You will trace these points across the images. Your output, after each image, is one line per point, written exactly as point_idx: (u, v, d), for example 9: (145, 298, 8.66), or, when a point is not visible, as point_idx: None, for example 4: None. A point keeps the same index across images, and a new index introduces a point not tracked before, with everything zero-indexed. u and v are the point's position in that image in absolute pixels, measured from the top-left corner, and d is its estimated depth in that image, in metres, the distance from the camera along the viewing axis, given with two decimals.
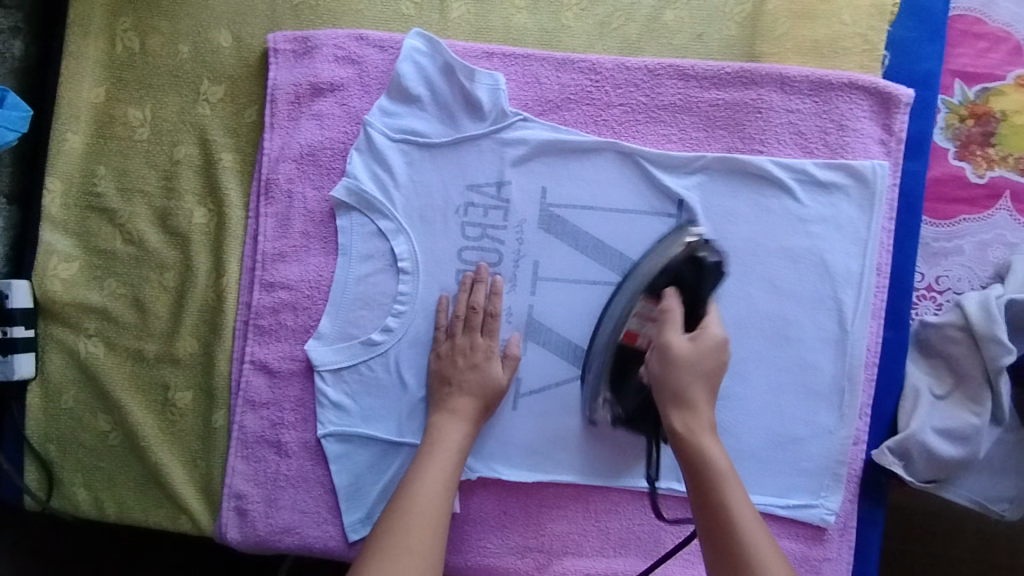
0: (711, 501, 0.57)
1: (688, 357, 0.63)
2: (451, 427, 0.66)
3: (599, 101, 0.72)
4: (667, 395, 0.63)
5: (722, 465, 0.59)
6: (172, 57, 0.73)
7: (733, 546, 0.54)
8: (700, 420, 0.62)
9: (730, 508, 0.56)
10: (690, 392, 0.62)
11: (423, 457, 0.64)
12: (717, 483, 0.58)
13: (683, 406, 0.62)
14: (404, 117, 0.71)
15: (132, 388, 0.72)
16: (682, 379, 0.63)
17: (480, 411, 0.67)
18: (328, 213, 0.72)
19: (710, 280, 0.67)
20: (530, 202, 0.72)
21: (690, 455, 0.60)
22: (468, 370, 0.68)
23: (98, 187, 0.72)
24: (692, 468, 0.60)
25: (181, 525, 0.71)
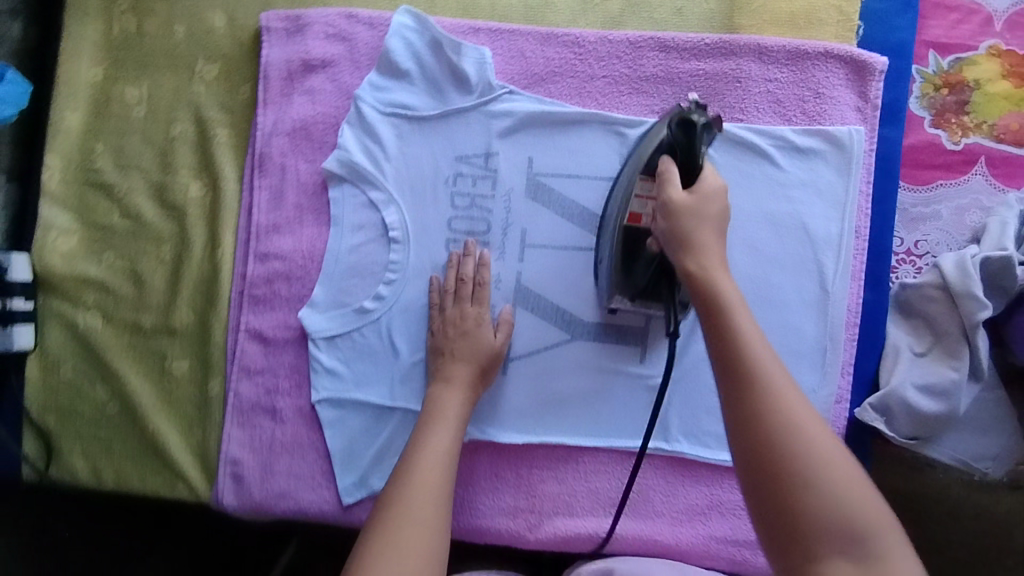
0: (723, 333, 0.51)
1: (689, 202, 0.58)
2: (452, 396, 0.66)
3: (583, 74, 0.74)
4: (672, 241, 0.58)
5: (734, 297, 0.53)
6: (168, 37, 0.75)
7: (746, 374, 0.49)
8: (709, 257, 0.56)
9: (743, 337, 0.51)
10: (697, 232, 0.57)
11: (426, 426, 0.64)
12: (727, 312, 0.52)
13: (693, 251, 0.57)
14: (394, 91, 0.74)
15: (131, 358, 0.73)
16: (688, 223, 0.57)
17: (476, 376, 0.68)
18: (321, 185, 0.74)
19: (696, 141, 0.59)
20: (517, 172, 0.73)
21: (701, 289, 0.54)
22: (462, 338, 0.68)
23: (96, 163, 0.74)
24: (702, 299, 0.54)
25: (178, 492, 0.72)
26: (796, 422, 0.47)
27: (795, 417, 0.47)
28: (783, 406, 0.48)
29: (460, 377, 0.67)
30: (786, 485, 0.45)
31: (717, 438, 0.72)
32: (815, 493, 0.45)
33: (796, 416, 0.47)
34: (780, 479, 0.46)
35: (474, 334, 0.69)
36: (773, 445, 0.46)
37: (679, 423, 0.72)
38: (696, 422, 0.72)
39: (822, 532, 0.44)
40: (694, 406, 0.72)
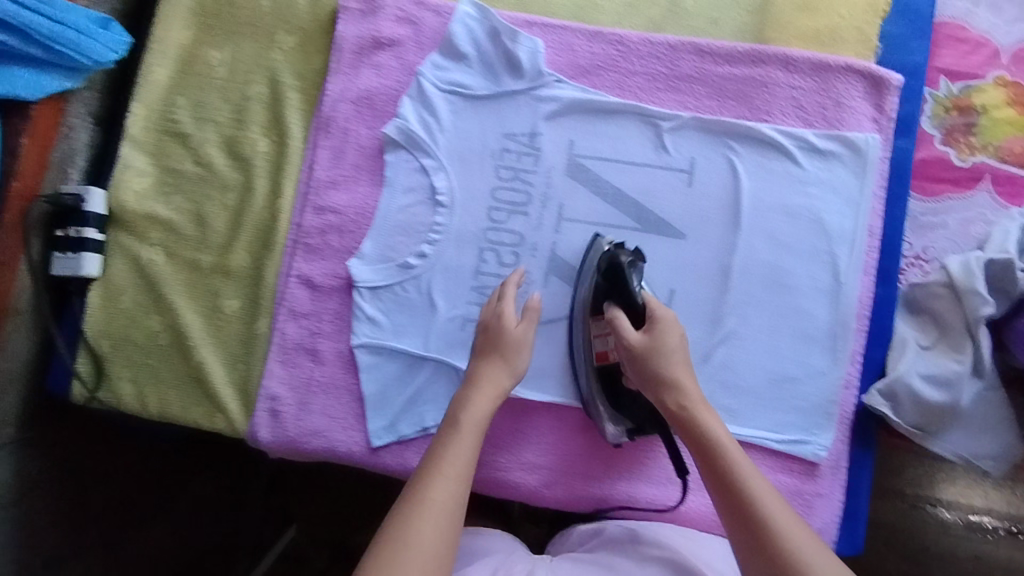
0: (722, 474, 0.59)
1: (664, 349, 0.65)
2: (480, 403, 0.64)
3: (624, 69, 0.81)
4: (655, 392, 0.65)
5: (723, 436, 0.61)
6: (254, 9, 0.83)
7: (750, 513, 0.56)
8: (705, 418, 0.63)
9: (756, 501, 0.57)
10: (687, 389, 0.64)
11: (445, 437, 0.62)
12: (720, 453, 0.60)
13: (671, 390, 0.64)
14: (453, 71, 0.81)
15: (186, 293, 0.79)
16: (676, 380, 0.64)
17: (500, 365, 0.68)
18: (378, 150, 0.80)
19: (624, 281, 0.70)
20: (558, 152, 0.80)
21: (691, 431, 0.62)
22: (494, 332, 0.69)
23: (175, 115, 0.82)
24: (708, 466, 0.60)
25: (218, 424, 0.77)
26: (803, 550, 0.53)
27: (800, 546, 0.53)
28: (788, 538, 0.54)
29: (496, 380, 0.67)
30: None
31: (729, 412, 0.74)
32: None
33: (801, 545, 0.54)
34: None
35: (499, 329, 0.69)
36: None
37: None
38: (712, 394, 0.75)
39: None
40: (715, 381, 0.75)
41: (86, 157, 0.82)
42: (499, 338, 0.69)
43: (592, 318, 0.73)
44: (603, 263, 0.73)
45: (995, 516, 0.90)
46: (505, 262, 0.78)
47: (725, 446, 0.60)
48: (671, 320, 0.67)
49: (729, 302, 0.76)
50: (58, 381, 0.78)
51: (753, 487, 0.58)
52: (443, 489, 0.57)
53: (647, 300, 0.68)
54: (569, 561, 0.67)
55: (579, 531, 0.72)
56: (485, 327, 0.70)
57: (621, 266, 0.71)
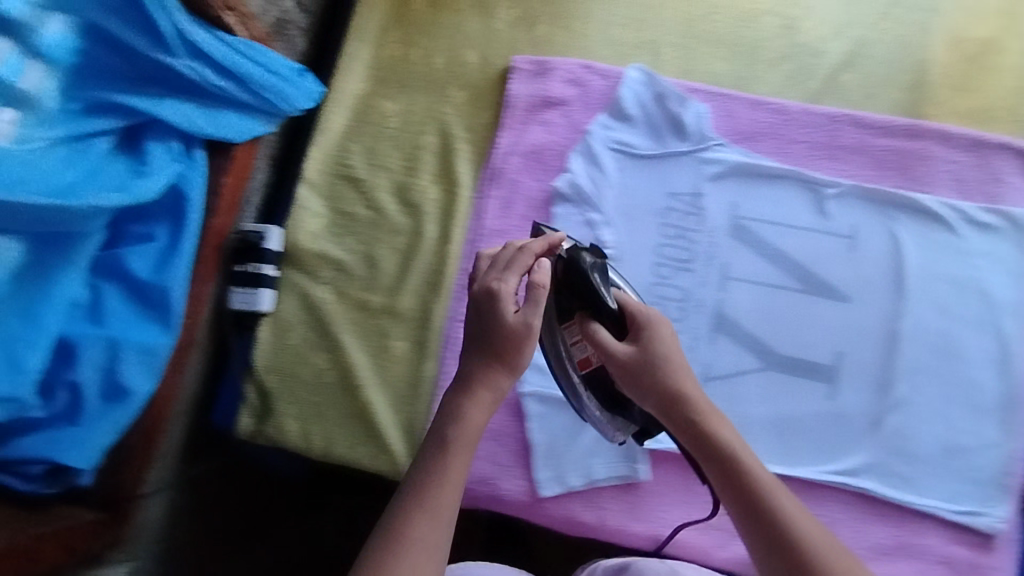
0: (744, 489, 0.57)
1: (665, 357, 0.62)
2: (476, 418, 0.59)
3: (785, 137, 0.83)
4: (660, 400, 0.61)
5: (738, 446, 0.59)
6: (428, 66, 0.87)
7: (780, 532, 0.55)
8: (721, 429, 0.60)
9: (785, 518, 0.55)
10: (695, 400, 0.61)
11: (434, 453, 0.58)
12: (740, 466, 0.58)
13: (681, 402, 0.61)
14: (619, 131, 0.83)
15: (354, 332, 0.80)
16: (683, 393, 0.61)
17: (493, 358, 0.60)
18: (545, 203, 0.83)
19: (592, 289, 0.64)
20: (722, 212, 0.81)
21: (704, 441, 0.60)
22: (492, 324, 0.60)
23: (350, 161, 0.85)
24: (728, 484, 0.58)
25: (382, 466, 0.77)
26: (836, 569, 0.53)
27: (834, 565, 0.53)
28: (822, 557, 0.54)
29: (495, 389, 0.60)
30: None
31: (903, 478, 0.75)
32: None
33: (835, 564, 0.53)
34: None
35: (491, 320, 0.60)
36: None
37: (868, 461, 0.75)
38: (885, 462, 0.75)
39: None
40: (888, 447, 0.76)
41: (262, 197, 0.85)
42: (497, 332, 0.60)
43: (559, 327, 0.67)
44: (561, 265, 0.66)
45: None
46: (672, 317, 0.79)
47: (742, 456, 0.58)
48: (645, 317, 0.64)
49: (898, 366, 0.77)
50: (224, 413, 0.80)
51: (779, 504, 0.56)
52: (429, 528, 0.55)
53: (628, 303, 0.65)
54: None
55: (605, 565, 0.68)
56: (478, 310, 0.61)
57: (584, 271, 0.65)
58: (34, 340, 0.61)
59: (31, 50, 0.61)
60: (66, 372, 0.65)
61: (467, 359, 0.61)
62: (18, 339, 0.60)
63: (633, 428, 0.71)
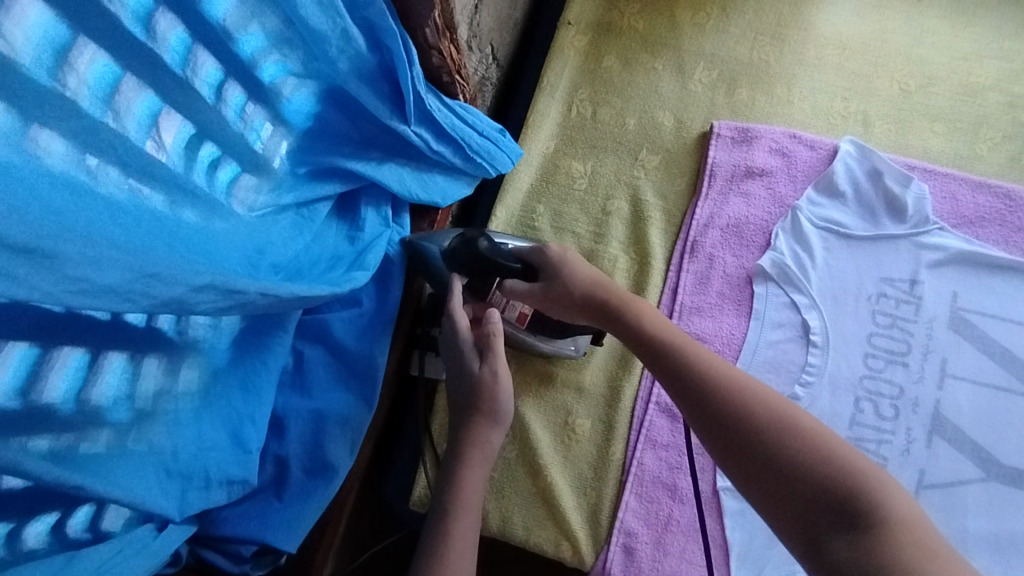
0: (662, 359, 0.58)
1: (569, 266, 0.65)
2: (476, 477, 0.58)
3: (1012, 224, 0.77)
4: (579, 304, 0.64)
5: (654, 323, 0.60)
6: (620, 126, 0.84)
7: (702, 389, 0.54)
8: (634, 309, 0.61)
9: (698, 372, 0.55)
10: (610, 290, 0.63)
11: (437, 520, 0.55)
12: (655, 340, 0.59)
13: (598, 304, 0.63)
14: (828, 208, 0.79)
15: (537, 406, 0.75)
16: (594, 289, 0.64)
17: (467, 410, 0.61)
18: (745, 280, 0.78)
19: (488, 260, 0.67)
20: (941, 302, 0.76)
21: (624, 325, 0.61)
22: (462, 385, 0.62)
23: (535, 222, 0.82)
24: (651, 358, 0.59)
25: (562, 549, 0.71)
26: (765, 411, 0.51)
27: (764, 408, 0.51)
28: (751, 403, 0.52)
29: (486, 444, 0.60)
30: (800, 485, 0.47)
31: None
32: (841, 480, 0.46)
33: (765, 407, 0.51)
34: (794, 481, 0.47)
35: (464, 379, 0.62)
36: (768, 451, 0.49)
37: None
38: None
39: (863, 526, 0.44)
40: None
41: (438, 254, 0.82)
42: (467, 390, 0.62)
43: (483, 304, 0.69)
44: (456, 247, 0.69)
45: None
46: (885, 414, 0.73)
47: (655, 331, 0.59)
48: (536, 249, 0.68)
49: None
50: (395, 483, 0.74)
51: (695, 362, 0.56)
52: None
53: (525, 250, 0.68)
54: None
55: None
56: (453, 374, 0.64)
57: (475, 247, 0.67)
58: (256, 417, 0.57)
59: (276, 115, 0.58)
60: (274, 445, 0.60)
61: (455, 428, 0.61)
62: (242, 416, 0.57)
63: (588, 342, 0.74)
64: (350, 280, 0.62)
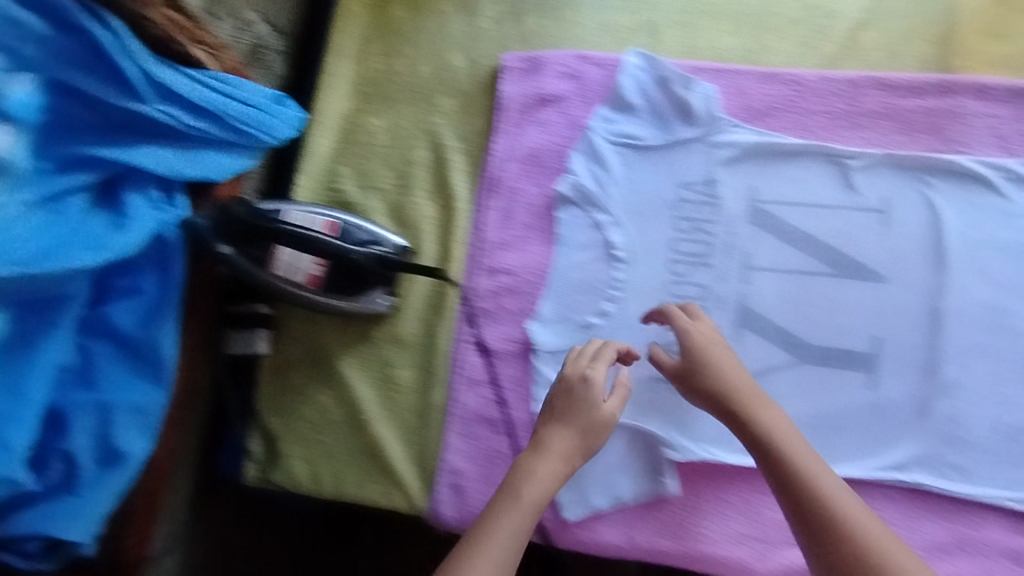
0: (780, 468, 0.59)
1: (711, 350, 0.66)
2: (546, 479, 0.60)
3: (802, 108, 0.77)
4: (712, 401, 0.64)
5: (784, 431, 0.61)
6: (413, 75, 0.83)
7: (816, 510, 0.56)
8: (761, 416, 0.62)
9: (832, 506, 0.56)
10: (741, 391, 0.63)
11: (502, 501, 0.58)
12: (776, 448, 0.60)
13: (739, 399, 0.63)
14: (622, 123, 0.78)
15: (357, 365, 0.77)
16: (732, 389, 0.64)
17: (576, 435, 0.63)
18: (548, 207, 0.78)
19: (268, 227, 0.67)
20: (738, 198, 0.76)
21: (748, 429, 0.62)
22: (585, 403, 0.64)
23: (340, 184, 0.81)
24: (768, 465, 0.60)
25: (395, 500, 0.73)
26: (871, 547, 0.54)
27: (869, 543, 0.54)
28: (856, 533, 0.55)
29: (569, 460, 0.62)
30: None
31: (958, 468, 0.69)
32: None
33: (870, 542, 0.54)
34: None
35: (585, 396, 0.64)
36: None
37: (919, 453, 0.70)
38: (938, 452, 0.69)
39: None
40: (942, 437, 0.69)
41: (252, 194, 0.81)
42: (590, 411, 0.64)
43: (269, 271, 0.68)
44: (219, 216, 0.66)
45: None
46: None
47: (781, 441, 0.60)
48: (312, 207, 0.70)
49: (943, 346, 0.71)
50: (227, 464, 0.77)
51: (812, 478, 0.58)
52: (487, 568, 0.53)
53: (667, 314, 0.69)
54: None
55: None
56: (571, 395, 0.64)
57: (251, 217, 0.67)
58: (22, 417, 0.57)
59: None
60: (58, 441, 0.61)
61: (549, 427, 0.63)
62: (6, 418, 0.57)
63: (380, 293, 0.74)
64: (86, 261, 0.60)
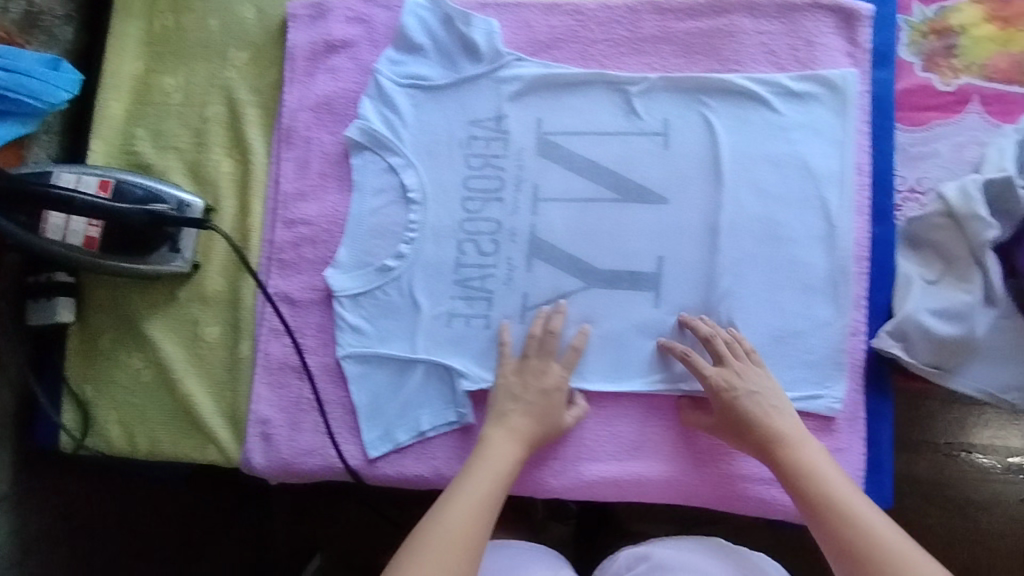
0: (825, 506, 0.62)
1: (745, 396, 0.68)
2: (508, 455, 0.67)
3: (585, 39, 0.78)
4: (753, 444, 0.68)
5: (826, 468, 0.65)
6: (203, 30, 0.82)
7: (862, 545, 0.59)
8: (806, 455, 0.66)
9: (877, 539, 0.59)
10: (781, 431, 0.67)
11: (472, 470, 0.66)
12: (819, 484, 0.64)
13: (779, 440, 0.67)
14: (410, 64, 0.78)
15: (164, 327, 0.78)
16: (772, 431, 0.67)
17: (539, 432, 0.69)
18: (343, 154, 0.78)
19: (20, 189, 0.67)
20: (526, 132, 0.77)
21: (790, 470, 0.65)
22: (548, 402, 0.70)
23: (135, 147, 0.80)
24: (811, 505, 0.63)
25: (210, 455, 0.76)
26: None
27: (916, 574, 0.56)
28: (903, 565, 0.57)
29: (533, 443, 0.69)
30: None
31: None
32: None
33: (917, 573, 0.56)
34: None
35: (539, 385, 0.70)
36: None
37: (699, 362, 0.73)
38: None
39: None
40: None
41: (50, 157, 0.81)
42: (553, 412, 0.70)
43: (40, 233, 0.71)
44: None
45: None
46: (485, 251, 0.76)
47: (825, 479, 0.64)
48: (82, 167, 0.72)
49: (719, 261, 0.74)
50: (42, 433, 0.79)
51: (857, 514, 0.61)
52: (461, 519, 0.61)
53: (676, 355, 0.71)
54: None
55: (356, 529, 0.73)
56: (542, 395, 0.70)
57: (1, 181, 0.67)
58: None
59: None
60: None
61: (516, 414, 0.69)
62: None
63: (167, 250, 0.74)
64: None
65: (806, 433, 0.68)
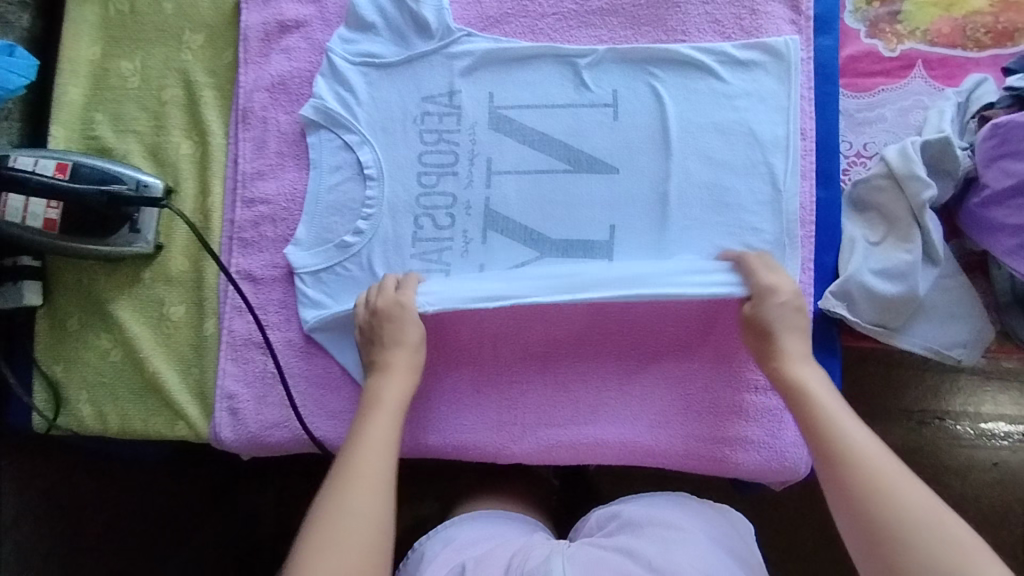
0: (813, 419, 0.62)
1: (788, 305, 0.68)
2: (396, 391, 0.68)
3: (534, 13, 0.80)
4: (764, 359, 0.68)
5: (819, 385, 0.64)
6: (157, 13, 0.83)
7: (845, 457, 0.58)
8: (802, 373, 0.65)
9: (861, 453, 0.58)
10: (785, 349, 0.67)
11: (368, 416, 0.67)
12: (809, 398, 0.63)
13: (782, 355, 0.67)
14: (362, 42, 0.80)
15: (129, 306, 0.79)
16: (779, 349, 0.67)
17: (406, 359, 0.70)
18: (300, 133, 0.80)
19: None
20: (478, 106, 0.78)
21: (788, 385, 0.65)
22: (390, 326, 0.71)
23: (95, 131, 0.81)
24: (802, 419, 0.63)
25: (180, 430, 0.78)
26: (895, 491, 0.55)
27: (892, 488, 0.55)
28: (882, 479, 0.56)
29: (397, 367, 0.70)
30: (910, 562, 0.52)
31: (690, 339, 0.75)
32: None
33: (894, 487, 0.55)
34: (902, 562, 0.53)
35: (385, 315, 0.71)
36: (884, 531, 0.54)
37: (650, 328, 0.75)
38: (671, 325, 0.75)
39: None
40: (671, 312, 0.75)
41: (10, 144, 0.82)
42: (399, 332, 0.70)
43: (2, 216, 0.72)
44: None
45: (1004, 422, 1.02)
46: (441, 225, 0.77)
47: (818, 395, 0.63)
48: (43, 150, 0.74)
49: (669, 228, 0.75)
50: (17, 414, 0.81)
51: (844, 431, 0.60)
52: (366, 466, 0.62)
53: (733, 261, 0.72)
54: (591, 545, 0.66)
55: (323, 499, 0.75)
56: (385, 322, 0.71)
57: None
58: None
59: None
60: None
61: (380, 353, 0.70)
62: None
63: (128, 230, 0.76)
64: None
65: (807, 355, 0.67)
